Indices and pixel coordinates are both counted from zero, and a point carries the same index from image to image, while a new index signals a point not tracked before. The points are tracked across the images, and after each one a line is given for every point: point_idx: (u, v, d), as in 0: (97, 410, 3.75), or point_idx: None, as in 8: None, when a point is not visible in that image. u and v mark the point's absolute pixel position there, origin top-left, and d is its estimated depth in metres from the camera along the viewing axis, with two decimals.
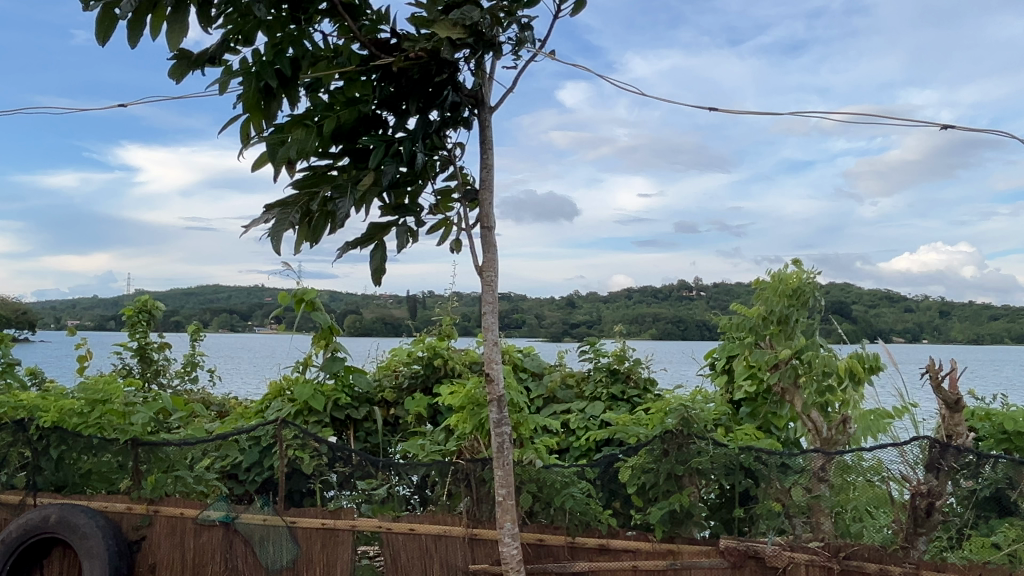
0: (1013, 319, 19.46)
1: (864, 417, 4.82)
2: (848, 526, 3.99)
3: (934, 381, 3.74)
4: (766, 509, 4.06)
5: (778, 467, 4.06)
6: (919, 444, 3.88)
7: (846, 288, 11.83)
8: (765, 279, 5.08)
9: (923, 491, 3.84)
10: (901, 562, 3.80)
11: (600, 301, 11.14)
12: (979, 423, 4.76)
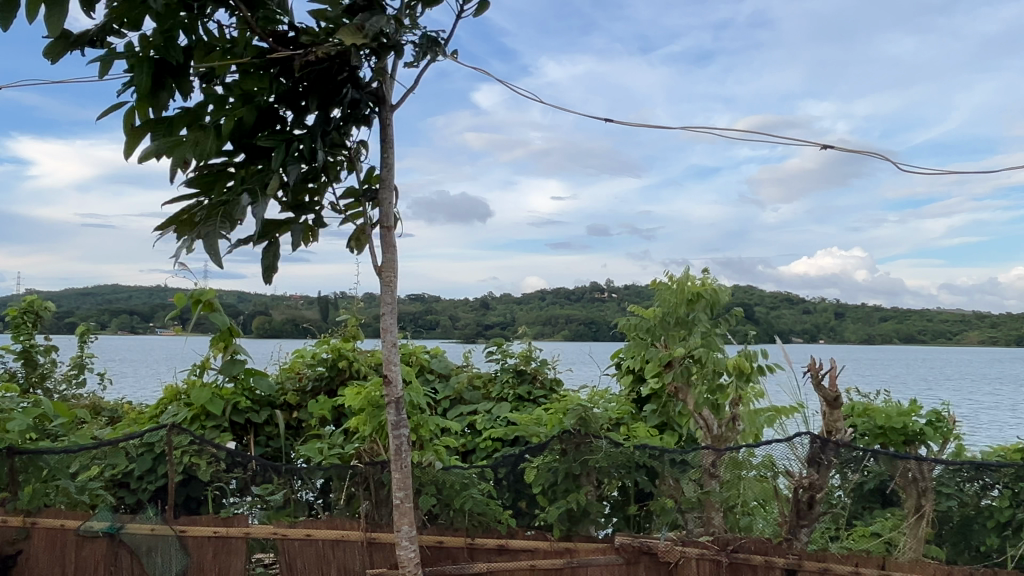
0: (901, 321, 20.65)
1: (753, 417, 4.94)
2: (737, 520, 4.17)
3: (815, 379, 3.87)
4: (660, 506, 4.20)
5: (670, 463, 4.19)
6: (801, 442, 3.99)
7: (749, 291, 12.30)
8: (663, 282, 5.37)
9: (805, 484, 3.94)
10: (785, 554, 3.95)
11: (513, 303, 11.21)
12: (860, 418, 5.03)
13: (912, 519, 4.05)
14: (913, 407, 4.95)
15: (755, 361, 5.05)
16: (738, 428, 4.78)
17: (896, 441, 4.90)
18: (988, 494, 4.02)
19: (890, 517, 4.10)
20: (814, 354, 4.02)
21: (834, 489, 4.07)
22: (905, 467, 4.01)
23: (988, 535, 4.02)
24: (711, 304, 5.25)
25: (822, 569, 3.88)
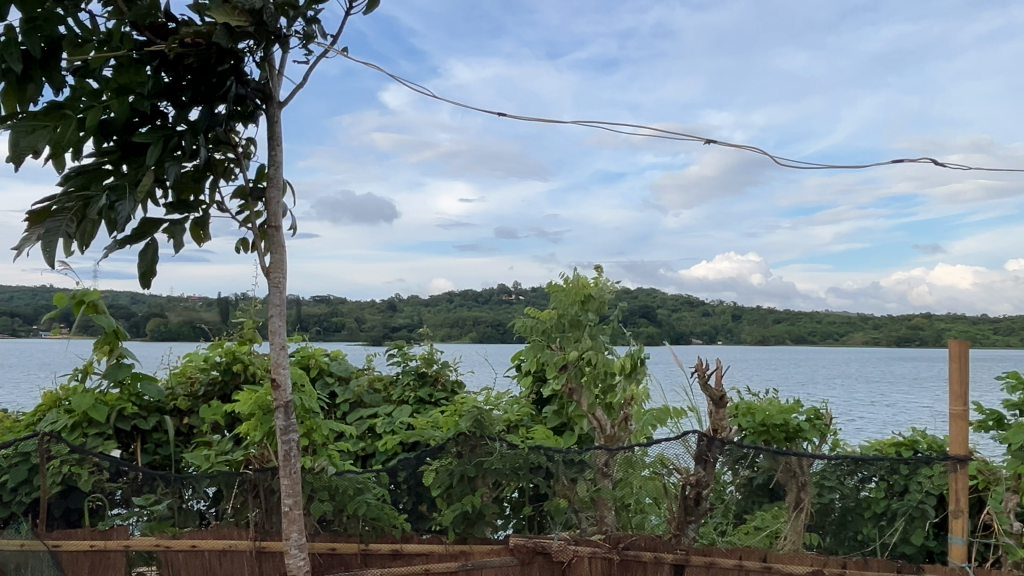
0: (793, 323, 21.63)
1: (643, 414, 5.02)
2: (629, 518, 4.24)
3: (701, 379, 4.02)
4: (555, 505, 4.26)
5: (564, 464, 4.24)
6: (687, 441, 4.12)
7: (652, 294, 12.63)
8: (559, 283, 5.45)
9: (692, 481, 4.09)
10: (673, 549, 4.07)
11: (421, 305, 11.14)
12: (744, 417, 5.17)
13: (793, 511, 4.26)
14: (793, 405, 5.19)
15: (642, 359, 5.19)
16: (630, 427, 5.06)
17: (778, 438, 5.12)
18: (865, 486, 4.24)
19: (770, 511, 4.28)
20: (700, 355, 4.17)
21: (720, 486, 4.21)
22: (787, 463, 4.20)
23: (865, 525, 4.25)
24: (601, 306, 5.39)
25: (708, 563, 4.00)
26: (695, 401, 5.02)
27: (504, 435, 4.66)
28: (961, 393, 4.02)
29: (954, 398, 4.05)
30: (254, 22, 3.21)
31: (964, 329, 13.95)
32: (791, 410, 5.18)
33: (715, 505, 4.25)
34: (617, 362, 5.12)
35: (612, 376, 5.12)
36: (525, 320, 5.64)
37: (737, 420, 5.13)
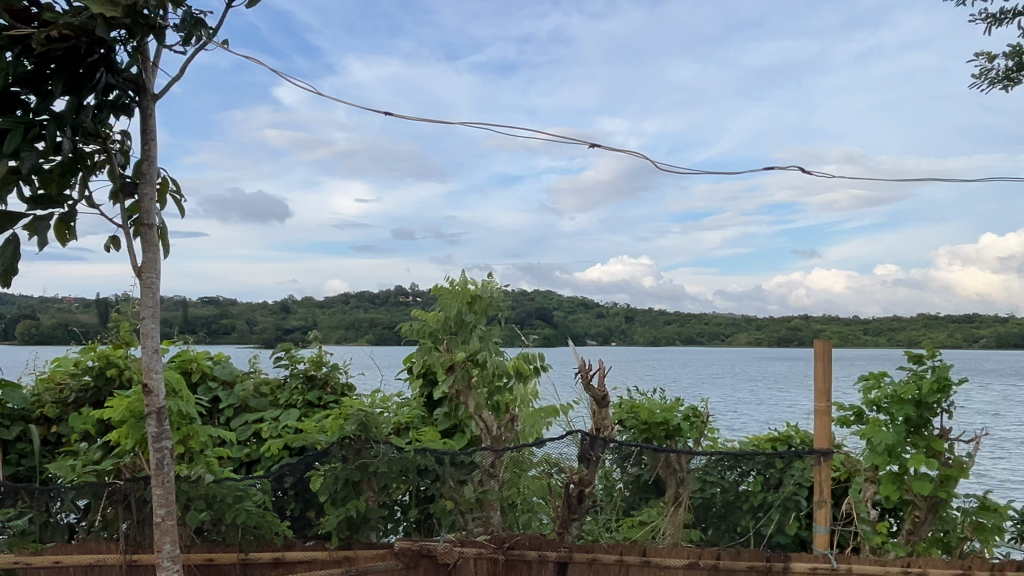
0: (683, 324, 22.40)
1: (533, 415, 5.07)
2: (517, 518, 4.30)
3: (584, 380, 4.11)
4: (441, 508, 4.25)
5: (450, 466, 4.23)
6: (570, 440, 4.19)
7: (548, 296, 12.81)
8: (447, 285, 5.40)
9: (576, 480, 4.17)
10: (557, 548, 4.14)
11: (316, 306, 10.90)
12: (625, 415, 5.36)
13: (673, 506, 4.38)
14: (674, 404, 5.38)
15: (527, 364, 5.31)
16: (516, 429, 4.94)
17: (658, 436, 5.30)
18: (744, 479, 4.45)
19: (651, 509, 4.39)
20: (582, 356, 4.27)
21: (601, 486, 4.33)
22: (666, 459, 4.35)
23: (744, 517, 4.44)
24: (491, 310, 5.41)
25: (590, 559, 4.10)
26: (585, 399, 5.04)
27: (390, 438, 4.61)
28: (825, 389, 4.25)
29: (818, 394, 4.28)
30: (127, 13, 3.06)
31: (838, 330, 14.80)
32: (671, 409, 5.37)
33: (598, 501, 4.36)
34: (505, 364, 5.18)
35: (501, 381, 5.24)
36: (413, 322, 5.58)
37: (619, 416, 5.34)
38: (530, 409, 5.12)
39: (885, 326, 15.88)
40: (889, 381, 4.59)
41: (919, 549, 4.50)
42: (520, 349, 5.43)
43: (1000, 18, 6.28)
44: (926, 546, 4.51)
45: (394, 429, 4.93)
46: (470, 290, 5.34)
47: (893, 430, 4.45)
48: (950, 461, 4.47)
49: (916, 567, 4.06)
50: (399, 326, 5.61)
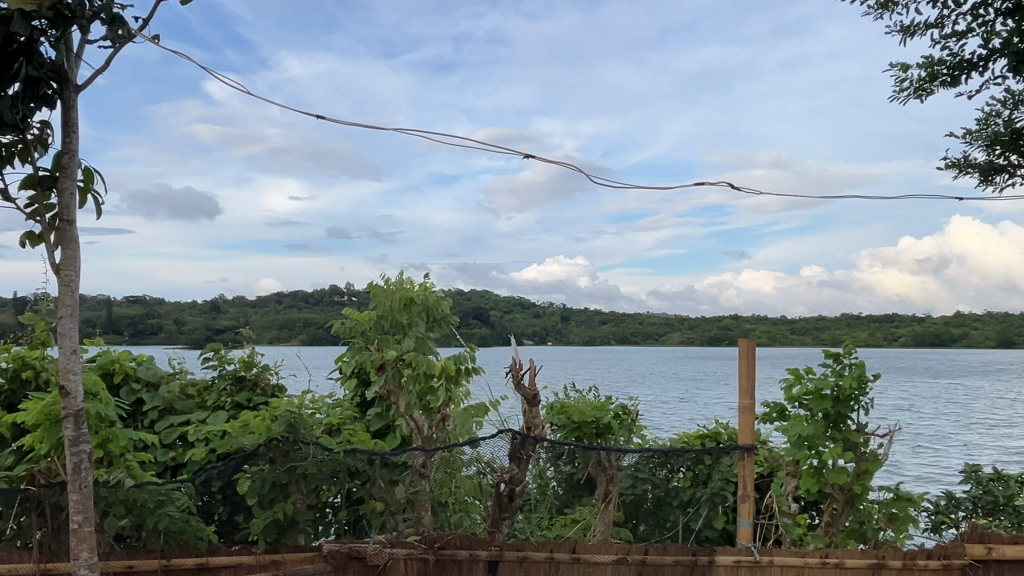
0: (617, 324, 22.72)
1: (463, 414, 5.00)
2: (447, 517, 4.31)
3: (516, 379, 4.13)
4: (370, 509, 4.22)
5: (381, 467, 4.21)
6: (500, 440, 4.19)
7: (484, 296, 12.84)
8: (381, 284, 5.40)
9: (507, 478, 4.13)
10: (488, 546, 4.15)
11: (247, 306, 10.68)
12: (556, 415, 5.42)
13: (602, 504, 4.45)
14: (604, 402, 5.46)
15: (462, 363, 5.15)
16: (447, 428, 4.95)
17: (589, 433, 5.36)
18: (674, 476, 4.57)
19: (582, 506, 4.46)
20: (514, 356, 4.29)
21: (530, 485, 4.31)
22: (596, 457, 4.40)
23: (673, 512, 4.56)
24: (426, 309, 5.39)
25: (521, 557, 4.11)
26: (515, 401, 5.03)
27: (320, 439, 4.56)
28: (749, 386, 4.37)
29: (741, 392, 4.39)
30: (51, 3, 2.94)
31: (765, 330, 15.22)
32: (601, 408, 5.44)
33: (527, 499, 4.35)
34: (437, 364, 5.05)
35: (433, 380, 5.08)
36: (344, 321, 5.48)
37: (551, 416, 5.40)
38: (461, 408, 5.06)
39: (809, 326, 16.40)
40: (810, 377, 4.74)
41: (836, 540, 4.67)
42: (457, 349, 5.40)
43: (914, 31, 6.56)
44: (843, 537, 4.69)
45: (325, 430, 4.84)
46: (405, 290, 5.30)
47: (814, 425, 4.61)
48: (866, 455, 4.65)
49: (833, 558, 4.19)
50: (332, 326, 5.55)
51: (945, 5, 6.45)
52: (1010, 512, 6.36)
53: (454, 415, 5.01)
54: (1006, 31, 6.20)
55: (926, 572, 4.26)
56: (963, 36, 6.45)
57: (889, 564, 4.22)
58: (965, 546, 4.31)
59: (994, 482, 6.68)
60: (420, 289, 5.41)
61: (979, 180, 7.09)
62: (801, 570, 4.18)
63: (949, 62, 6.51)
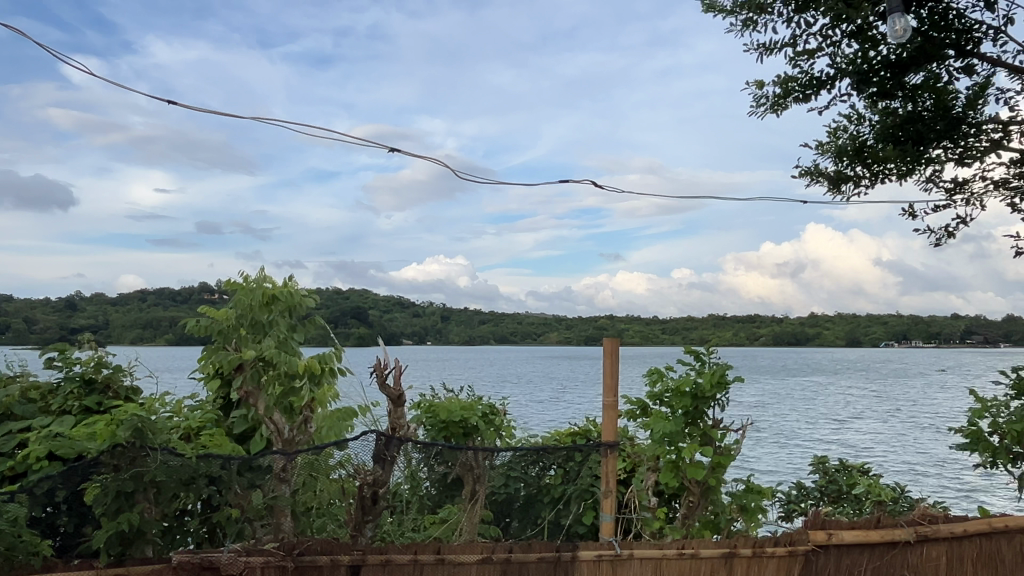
0: (496, 324, 22.91)
1: (331, 417, 4.94)
2: (310, 523, 4.18)
3: (380, 379, 4.07)
4: (225, 516, 4.03)
5: (237, 473, 4.04)
6: (366, 440, 4.15)
7: (363, 295, 12.64)
8: (239, 281, 5.18)
9: (369, 480, 4.12)
10: (350, 551, 4.07)
11: (107, 303, 10.05)
12: (426, 415, 5.37)
13: (469, 503, 4.46)
14: (473, 402, 5.43)
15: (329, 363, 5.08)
16: (310, 430, 4.88)
17: (458, 434, 5.33)
18: (546, 473, 4.64)
19: (450, 506, 4.43)
20: (380, 355, 4.25)
21: (393, 487, 4.25)
22: (465, 457, 4.40)
23: (545, 509, 4.64)
24: (290, 307, 5.21)
25: (384, 561, 4.05)
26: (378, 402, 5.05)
27: (174, 444, 4.30)
28: (613, 385, 4.48)
29: (606, 390, 4.48)
30: None
31: (638, 331, 15.72)
32: (470, 407, 5.41)
33: (392, 500, 4.26)
34: (302, 363, 4.97)
35: (296, 381, 4.99)
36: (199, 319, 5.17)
37: (419, 417, 5.34)
38: (328, 409, 4.98)
39: (679, 326, 17.09)
40: (670, 376, 5.01)
41: (693, 531, 4.86)
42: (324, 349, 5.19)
43: (771, 47, 6.96)
44: (699, 528, 4.86)
45: (181, 435, 4.66)
46: (266, 290, 5.11)
47: (673, 421, 4.79)
48: (722, 450, 4.86)
49: (689, 548, 4.38)
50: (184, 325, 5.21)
51: (798, 24, 6.89)
52: (851, 500, 6.88)
53: (319, 417, 4.92)
54: (852, 51, 6.66)
55: (773, 558, 4.52)
56: (814, 54, 6.90)
57: (740, 552, 4.44)
58: (808, 533, 4.58)
59: (839, 472, 7.20)
60: (284, 287, 5.22)
61: (828, 189, 7.60)
62: (659, 562, 4.32)
63: (801, 78, 6.93)
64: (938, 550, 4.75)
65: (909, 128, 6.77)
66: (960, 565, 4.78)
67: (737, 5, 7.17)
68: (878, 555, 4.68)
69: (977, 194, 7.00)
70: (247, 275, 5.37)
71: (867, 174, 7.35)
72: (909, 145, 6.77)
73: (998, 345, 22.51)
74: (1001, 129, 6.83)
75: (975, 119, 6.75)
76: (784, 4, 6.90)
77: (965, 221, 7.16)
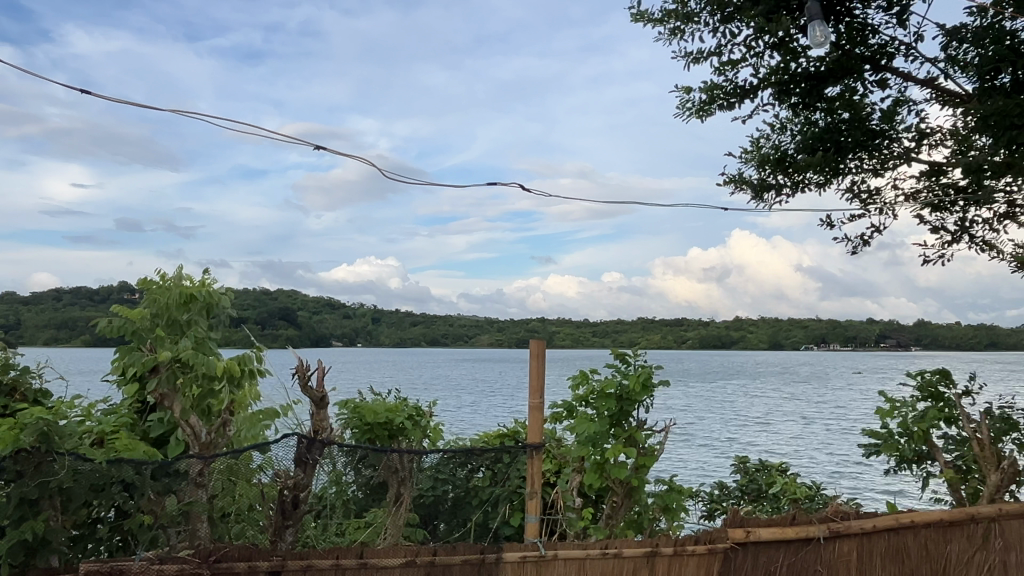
0: (428, 326, 22.79)
1: (248, 418, 4.87)
2: (228, 529, 4.12)
3: (302, 380, 3.98)
4: (137, 523, 3.91)
5: (150, 479, 3.91)
6: (288, 443, 4.06)
7: (291, 296, 12.42)
8: (155, 279, 5.02)
9: (290, 484, 3.96)
10: (269, 556, 3.95)
11: (17, 302, 9.58)
12: (349, 416, 5.29)
13: (394, 507, 4.40)
14: (398, 403, 5.38)
15: (247, 365, 4.94)
16: (227, 433, 4.82)
17: (383, 436, 5.27)
18: (473, 475, 4.70)
19: (376, 510, 4.40)
20: (302, 356, 4.13)
21: (319, 491, 4.19)
22: (389, 460, 4.37)
23: (473, 512, 4.69)
24: (208, 306, 5.07)
25: (304, 566, 3.96)
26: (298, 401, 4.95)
27: (83, 449, 4.15)
28: (539, 386, 4.49)
29: (532, 392, 4.51)
30: None
31: (568, 334, 15.87)
32: (395, 409, 5.36)
33: (315, 505, 4.22)
34: (218, 364, 4.77)
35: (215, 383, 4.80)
36: (113, 319, 4.98)
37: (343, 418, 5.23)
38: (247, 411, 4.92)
39: (609, 329, 17.34)
40: (595, 379, 5.08)
41: (616, 531, 4.94)
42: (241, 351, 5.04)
43: (697, 56, 7.14)
44: (622, 528, 4.95)
45: (93, 441, 4.50)
46: (185, 288, 4.94)
47: (598, 423, 4.87)
48: (646, 450, 4.93)
49: (612, 548, 4.43)
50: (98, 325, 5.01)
51: (723, 34, 7.09)
52: (769, 498, 7.12)
53: (238, 418, 4.89)
54: (774, 62, 6.87)
55: (693, 557, 4.61)
56: (738, 64, 7.10)
57: (661, 551, 4.52)
58: (727, 531, 4.70)
59: (759, 471, 7.45)
60: (203, 286, 5.07)
61: (752, 197, 7.82)
62: (583, 561, 4.36)
63: (726, 86, 7.12)
64: (849, 546, 4.93)
65: (827, 139, 7.03)
66: (869, 559, 4.97)
67: (665, 14, 7.33)
68: (792, 551, 4.83)
69: (889, 204, 7.32)
70: (163, 273, 5.22)
71: (789, 183, 7.60)
72: (826, 155, 7.04)
73: (909, 349, 23.57)
74: (912, 141, 7.13)
75: (888, 131, 7.05)
76: (710, 14, 7.09)
77: (878, 228, 7.47)
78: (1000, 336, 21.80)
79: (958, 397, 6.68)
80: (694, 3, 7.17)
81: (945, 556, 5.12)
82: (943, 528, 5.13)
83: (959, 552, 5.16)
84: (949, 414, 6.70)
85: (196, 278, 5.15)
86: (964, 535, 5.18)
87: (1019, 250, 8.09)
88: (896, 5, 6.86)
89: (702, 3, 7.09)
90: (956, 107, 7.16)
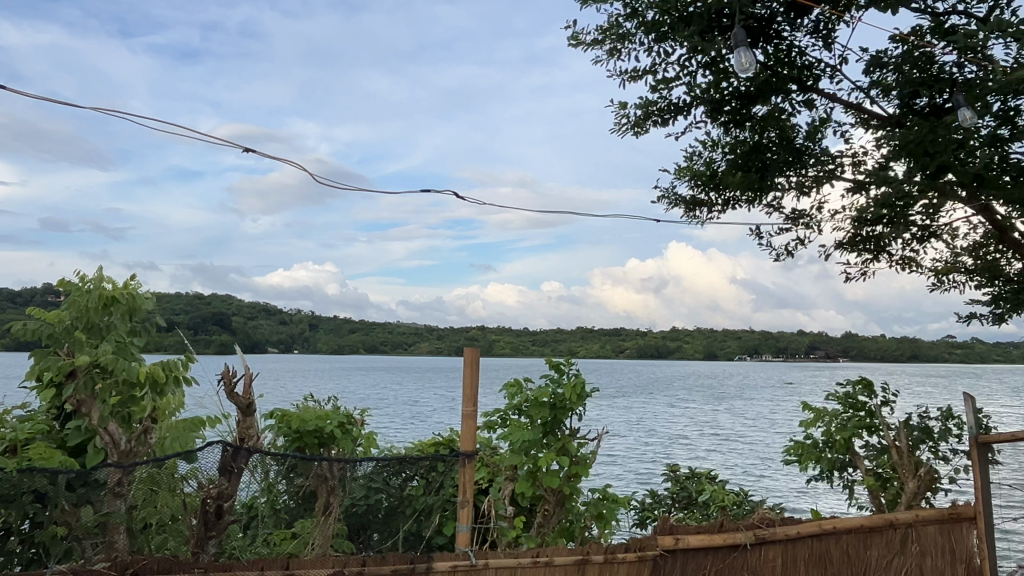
0: (365, 333, 22.56)
1: (172, 427, 4.71)
2: (148, 541, 3.98)
3: (228, 386, 3.88)
4: (49, 535, 3.78)
5: (66, 489, 3.77)
6: (213, 451, 3.97)
7: (227, 301, 12.15)
8: (73, 281, 4.83)
9: (214, 494, 3.94)
10: (190, 568, 3.84)
11: None
12: (278, 425, 5.18)
13: (322, 517, 4.31)
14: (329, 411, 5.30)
15: (172, 371, 4.78)
16: (150, 442, 4.65)
17: (312, 445, 5.19)
18: (408, 483, 4.64)
19: (305, 519, 4.30)
20: (229, 362, 4.04)
21: (246, 500, 4.12)
22: (318, 468, 4.25)
23: (406, 520, 4.69)
24: (131, 310, 4.91)
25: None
26: (224, 408, 4.86)
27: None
28: (473, 394, 4.48)
29: (465, 400, 4.49)
30: None
31: (507, 343, 15.88)
32: (325, 416, 5.27)
33: (242, 514, 4.16)
34: (141, 370, 4.61)
35: (137, 390, 4.69)
36: (28, 321, 4.75)
37: (271, 426, 5.14)
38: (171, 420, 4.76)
39: (548, 338, 17.43)
40: (530, 387, 5.08)
41: (548, 539, 4.94)
42: (165, 356, 4.87)
43: (634, 74, 7.26)
44: (554, 535, 4.97)
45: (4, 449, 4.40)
46: (107, 292, 4.78)
47: (531, 431, 4.90)
48: (578, 459, 4.95)
49: (543, 556, 4.43)
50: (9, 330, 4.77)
51: (658, 53, 7.24)
52: (700, 505, 7.24)
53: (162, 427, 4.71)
54: (705, 82, 7.05)
55: (623, 564, 4.65)
56: (672, 82, 7.25)
57: (592, 559, 4.55)
58: (657, 538, 4.75)
59: (689, 479, 7.55)
60: (128, 290, 4.91)
61: (686, 213, 7.98)
62: (514, 570, 4.37)
63: (661, 104, 7.26)
64: (773, 552, 5.05)
65: (757, 158, 7.22)
66: (793, 565, 5.09)
67: (601, 33, 7.43)
68: (720, 558, 4.92)
69: (816, 220, 7.54)
70: (83, 275, 5.04)
71: (720, 200, 7.82)
72: (755, 176, 7.26)
73: (838, 359, 24.23)
74: (837, 161, 7.38)
75: (814, 151, 7.29)
76: (645, 35, 7.24)
77: (804, 244, 7.71)
78: (921, 348, 22.63)
79: (879, 405, 6.91)
80: (629, 23, 7.30)
81: (865, 561, 5.28)
82: (863, 534, 5.30)
83: (877, 557, 5.32)
84: (870, 424, 6.93)
85: (120, 281, 4.97)
86: (883, 540, 5.35)
87: (935, 269, 8.43)
88: (822, 30, 7.09)
89: (638, 24, 7.23)
90: (879, 129, 7.44)
